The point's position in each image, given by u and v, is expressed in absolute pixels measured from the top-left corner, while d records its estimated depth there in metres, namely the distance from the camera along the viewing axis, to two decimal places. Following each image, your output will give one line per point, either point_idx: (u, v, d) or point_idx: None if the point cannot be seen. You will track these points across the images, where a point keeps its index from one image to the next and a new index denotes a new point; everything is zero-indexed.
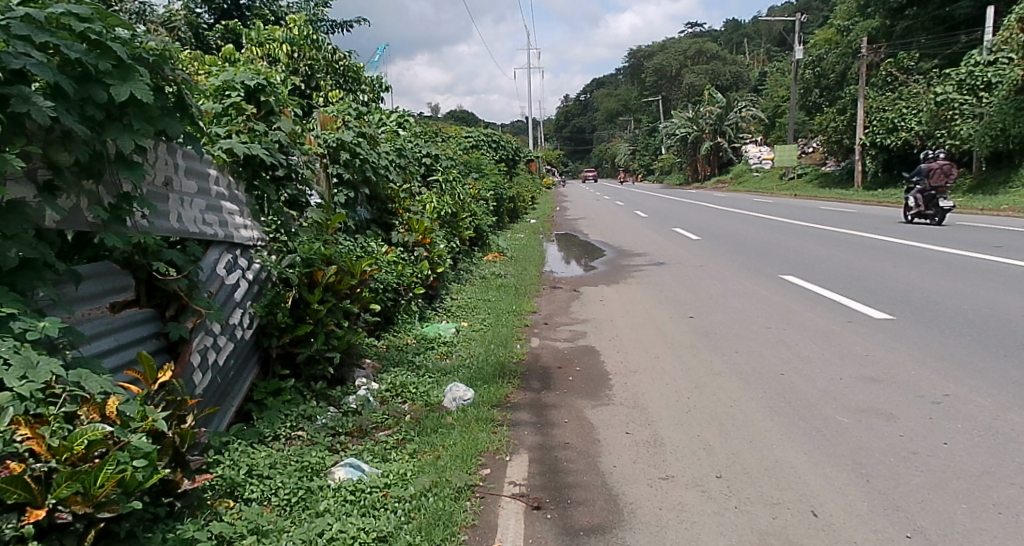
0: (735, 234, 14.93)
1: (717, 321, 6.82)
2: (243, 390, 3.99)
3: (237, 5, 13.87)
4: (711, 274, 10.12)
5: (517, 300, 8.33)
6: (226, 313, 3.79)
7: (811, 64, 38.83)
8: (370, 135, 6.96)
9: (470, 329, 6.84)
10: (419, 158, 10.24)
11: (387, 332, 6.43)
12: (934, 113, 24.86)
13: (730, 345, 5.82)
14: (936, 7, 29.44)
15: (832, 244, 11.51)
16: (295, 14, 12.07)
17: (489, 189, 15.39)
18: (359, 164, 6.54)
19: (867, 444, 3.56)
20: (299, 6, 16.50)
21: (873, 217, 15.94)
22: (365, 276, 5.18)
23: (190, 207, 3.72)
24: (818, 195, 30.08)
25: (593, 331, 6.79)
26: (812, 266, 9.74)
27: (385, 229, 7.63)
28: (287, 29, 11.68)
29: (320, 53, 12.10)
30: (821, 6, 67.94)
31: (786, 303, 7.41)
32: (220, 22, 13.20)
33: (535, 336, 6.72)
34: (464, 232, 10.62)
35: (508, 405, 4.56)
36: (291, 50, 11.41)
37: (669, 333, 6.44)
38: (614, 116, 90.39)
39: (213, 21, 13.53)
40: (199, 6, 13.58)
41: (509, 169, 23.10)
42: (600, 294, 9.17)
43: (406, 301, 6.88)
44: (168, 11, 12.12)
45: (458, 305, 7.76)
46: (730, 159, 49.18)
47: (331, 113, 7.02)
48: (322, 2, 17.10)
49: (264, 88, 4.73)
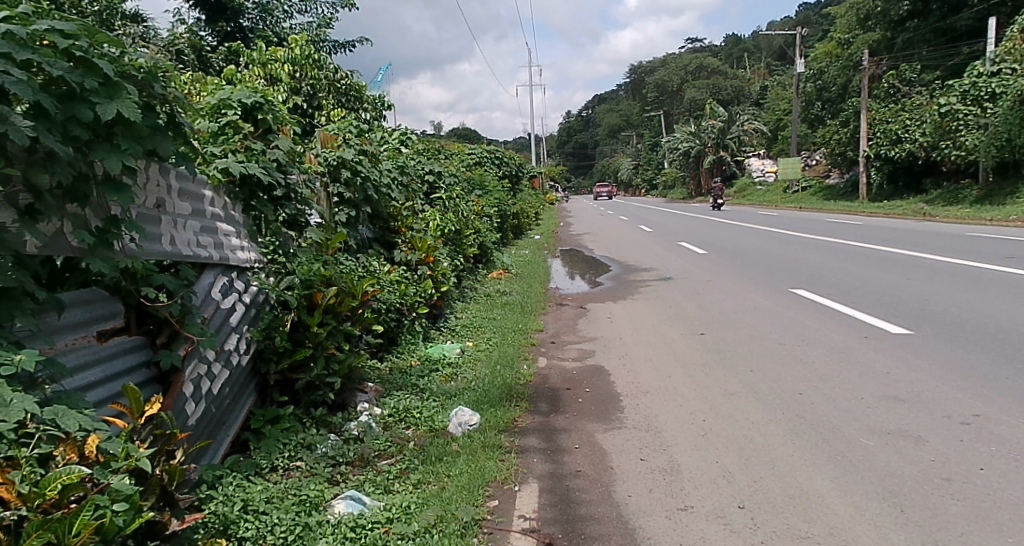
0: (742, 247, 14.77)
1: (728, 338, 6.64)
2: (240, 418, 3.82)
3: (240, 27, 13.84)
4: (720, 289, 9.96)
5: (522, 318, 8.17)
6: (220, 339, 3.63)
7: (811, 78, 38.90)
8: (371, 153, 6.87)
9: (475, 349, 6.69)
10: (421, 176, 10.13)
11: (390, 353, 6.27)
12: (938, 125, 24.77)
13: (743, 363, 5.65)
14: (936, 19, 29.48)
15: (841, 257, 11.36)
16: (296, 35, 12.05)
17: (493, 205, 15.30)
18: (361, 183, 6.42)
19: (897, 471, 3.38)
20: (302, 27, 16.52)
21: (881, 229, 15.80)
22: (366, 297, 5.04)
23: (183, 229, 3.58)
24: (824, 208, 29.90)
25: (602, 350, 6.62)
26: (823, 280, 9.57)
27: (388, 247, 7.50)
28: (288, 49, 11.65)
29: (323, 73, 12.06)
30: (821, 21, 68.07)
31: (799, 319, 7.23)
32: (223, 44, 13.18)
33: (542, 356, 6.54)
34: (467, 249, 10.49)
35: (516, 429, 4.39)
36: (293, 70, 11.39)
37: (680, 351, 6.28)
38: (616, 132, 90.63)
39: (217, 43, 13.51)
40: (203, 29, 13.57)
41: (512, 185, 23.04)
42: (607, 311, 9.02)
43: (409, 321, 6.75)
44: (171, 34, 12.10)
45: (462, 324, 7.60)
46: (733, 172, 49.17)
47: (332, 131, 6.94)
48: (325, 23, 17.13)
49: (262, 105, 4.60)
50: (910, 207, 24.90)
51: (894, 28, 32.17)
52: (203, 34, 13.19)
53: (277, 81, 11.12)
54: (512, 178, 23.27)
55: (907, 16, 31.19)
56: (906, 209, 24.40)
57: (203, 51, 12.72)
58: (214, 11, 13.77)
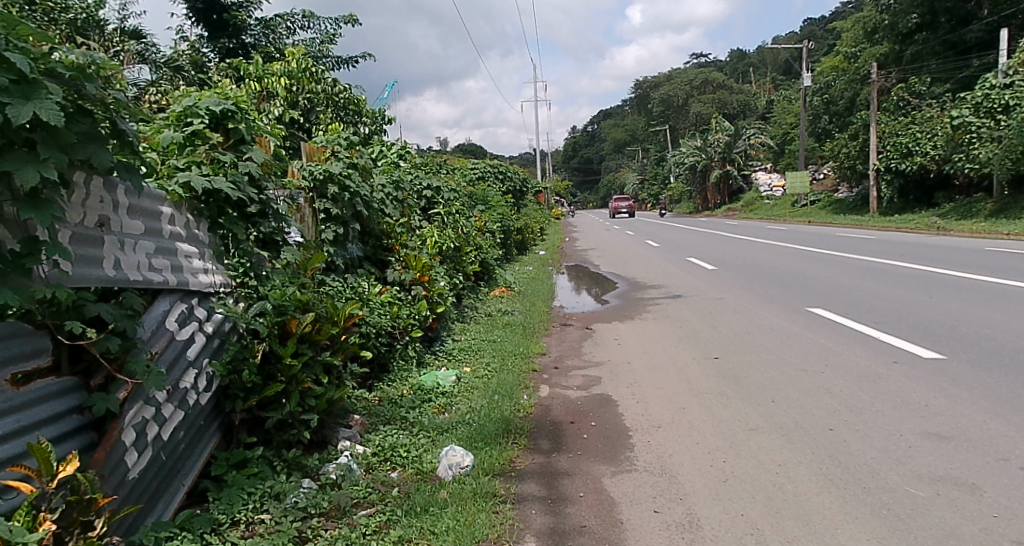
0: (754, 263, 14.30)
1: (743, 364, 6.19)
2: (199, 463, 3.38)
3: (242, 44, 13.43)
4: (732, 307, 9.50)
5: (523, 340, 7.71)
6: (173, 375, 3.18)
7: (819, 92, 38.49)
8: (362, 167, 6.44)
9: (471, 376, 6.23)
10: (419, 191, 9.72)
11: (379, 382, 5.83)
12: (950, 137, 24.31)
13: (762, 393, 5.20)
14: (945, 31, 29.09)
15: (859, 274, 10.89)
16: (292, 47, 11.72)
17: (495, 221, 14.88)
18: (349, 198, 6.00)
19: (954, 530, 2.92)
20: (304, 43, 16.24)
21: (896, 244, 15.30)
22: (351, 321, 4.63)
23: (132, 251, 3.15)
24: (834, 222, 29.39)
25: (608, 376, 6.17)
26: (841, 299, 9.11)
27: (380, 266, 7.06)
28: (286, 62, 11.37)
29: (321, 86, 11.71)
30: (827, 35, 67.90)
31: (820, 342, 6.76)
32: (222, 60, 12.81)
33: (544, 383, 6.08)
34: (467, 267, 10.07)
35: (512, 472, 3.93)
36: (290, 84, 11.06)
37: (693, 378, 5.81)
38: (622, 147, 90.41)
39: (219, 60, 13.15)
40: (205, 46, 13.26)
41: (517, 200, 22.63)
42: (614, 331, 8.55)
43: (401, 346, 6.31)
44: (173, 51, 11.79)
45: (459, 348, 7.15)
46: (740, 186, 48.75)
47: (320, 143, 6.53)
48: (329, 39, 16.83)
49: (233, 113, 4.19)
50: (922, 220, 24.41)
51: (902, 41, 31.81)
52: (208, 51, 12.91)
53: (273, 96, 10.77)
54: (517, 193, 22.87)
55: (915, 29, 30.79)
56: (919, 223, 23.90)
57: (203, 66, 12.38)
58: (214, 27, 13.48)
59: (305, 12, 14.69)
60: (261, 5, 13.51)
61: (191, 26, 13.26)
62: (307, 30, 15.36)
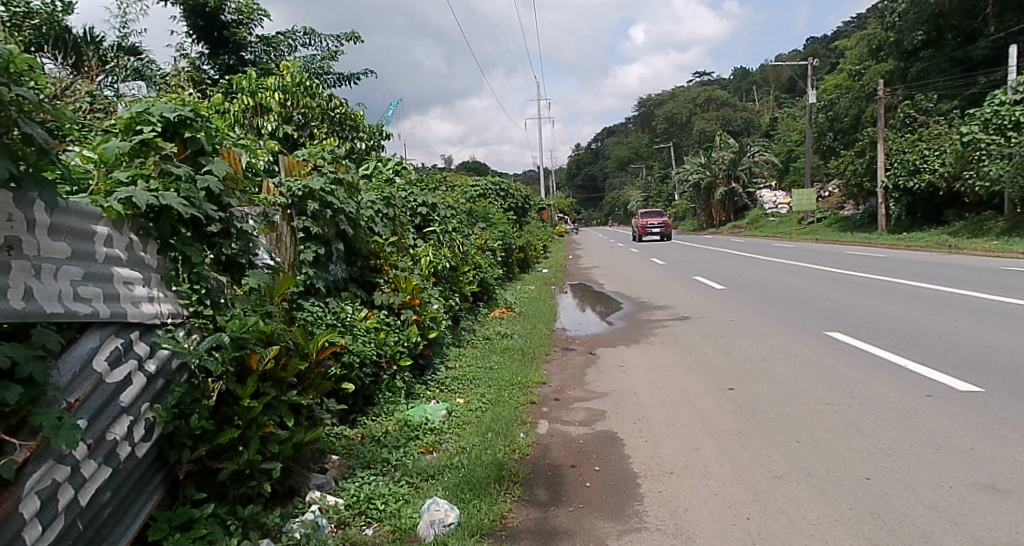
0: (763, 282, 13.81)
1: (760, 398, 5.69)
2: (134, 526, 2.90)
3: (242, 61, 13.03)
4: (744, 331, 8.98)
5: (522, 367, 7.19)
6: (97, 426, 2.70)
7: (823, 109, 38.16)
8: (346, 182, 5.98)
9: (464, 409, 5.74)
10: (413, 208, 9.27)
11: (362, 417, 5.36)
12: (960, 154, 23.84)
13: (784, 433, 4.71)
14: (952, 48, 28.69)
15: (876, 296, 10.36)
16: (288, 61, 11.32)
17: (496, 238, 14.45)
18: (332, 216, 5.54)
19: None
20: (305, 60, 15.86)
21: (911, 263, 14.76)
22: (326, 353, 4.17)
23: (52, 280, 2.67)
24: (842, 240, 28.87)
25: (614, 409, 5.68)
26: (860, 324, 8.59)
27: (368, 288, 6.58)
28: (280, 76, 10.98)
29: (315, 101, 11.28)
30: (830, 53, 67.68)
31: (843, 372, 6.26)
32: (220, 78, 12.41)
33: (544, 417, 5.60)
34: (464, 287, 9.59)
35: (504, 532, 3.45)
36: (283, 100, 10.67)
37: (706, 413, 5.32)
38: (625, 164, 90.13)
39: (218, 77, 12.75)
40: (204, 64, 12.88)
41: (519, 218, 22.15)
42: (619, 357, 8.04)
43: (388, 376, 5.84)
44: (171, 68, 11.37)
45: (454, 377, 6.65)
46: (745, 204, 48.21)
47: (302, 156, 6.07)
48: (329, 56, 16.44)
49: (189, 121, 3.73)
50: (932, 238, 23.89)
51: (908, 58, 31.41)
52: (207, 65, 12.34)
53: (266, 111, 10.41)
54: (519, 211, 22.38)
55: (921, 45, 30.39)
56: (929, 241, 23.38)
57: (201, 84, 12.00)
58: (215, 44, 12.98)
59: (306, 29, 14.30)
60: (261, 21, 13.09)
61: (191, 43, 12.71)
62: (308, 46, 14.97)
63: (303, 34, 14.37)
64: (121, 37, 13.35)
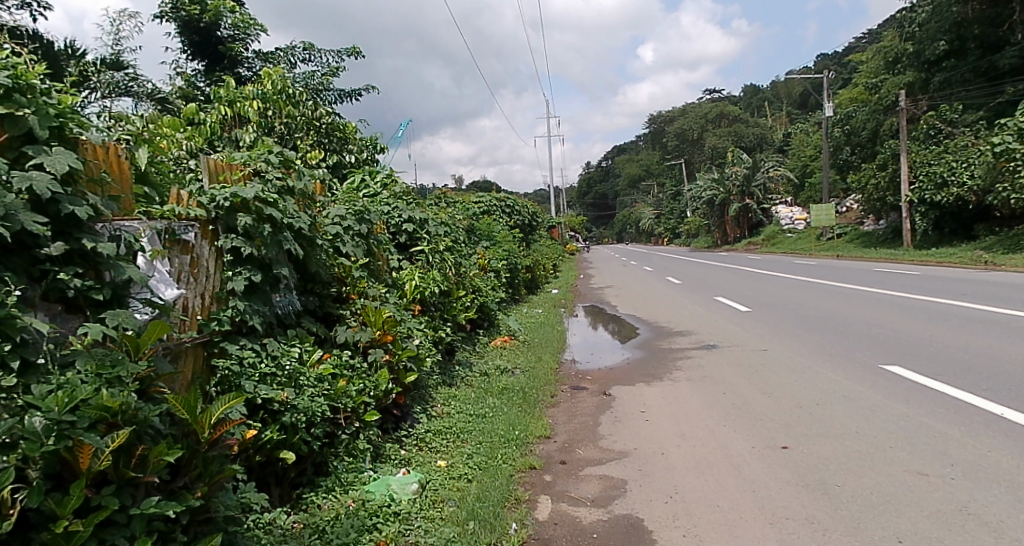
0: (795, 304, 12.56)
1: (826, 465, 4.47)
2: None
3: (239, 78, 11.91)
4: (785, 366, 7.69)
5: (522, 415, 5.93)
6: None
7: (840, 122, 36.95)
8: (293, 190, 4.75)
9: (444, 479, 4.53)
10: (398, 226, 8.12)
11: (310, 493, 4.18)
12: (992, 165, 22.46)
13: (876, 526, 3.63)
14: (975, 58, 27.36)
15: (932, 327, 9.05)
16: (273, 70, 10.28)
17: (499, 258, 13.29)
18: (272, 234, 4.31)
19: None
20: (304, 77, 14.76)
21: (956, 284, 13.44)
22: (226, 429, 2.98)
23: None
24: (865, 256, 27.49)
25: (637, 479, 4.49)
26: (924, 361, 7.32)
27: (328, 322, 5.34)
28: (261, 84, 9.94)
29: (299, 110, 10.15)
30: (843, 68, 66.51)
31: (926, 428, 5.04)
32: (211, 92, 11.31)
33: (544, 490, 4.37)
34: (456, 315, 8.39)
35: None
36: (264, 108, 9.59)
37: (765, 490, 4.17)
38: (636, 182, 88.98)
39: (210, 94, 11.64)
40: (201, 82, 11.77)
41: (526, 236, 20.88)
42: (640, 399, 6.74)
43: (348, 437, 4.62)
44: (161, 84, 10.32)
45: (437, 431, 5.44)
46: (760, 219, 46.63)
47: (238, 157, 4.84)
48: (332, 72, 15.37)
49: (13, 95, 2.71)
50: (965, 254, 22.48)
51: (929, 68, 30.05)
52: (205, 82, 11.27)
53: (247, 122, 9.34)
54: (527, 228, 21.15)
55: (944, 56, 29.12)
56: (961, 257, 21.99)
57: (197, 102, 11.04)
58: (213, 61, 11.84)
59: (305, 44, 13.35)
60: (260, 37, 11.98)
61: (186, 62, 11.64)
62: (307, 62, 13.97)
63: (301, 50, 13.47)
64: (113, 53, 12.35)
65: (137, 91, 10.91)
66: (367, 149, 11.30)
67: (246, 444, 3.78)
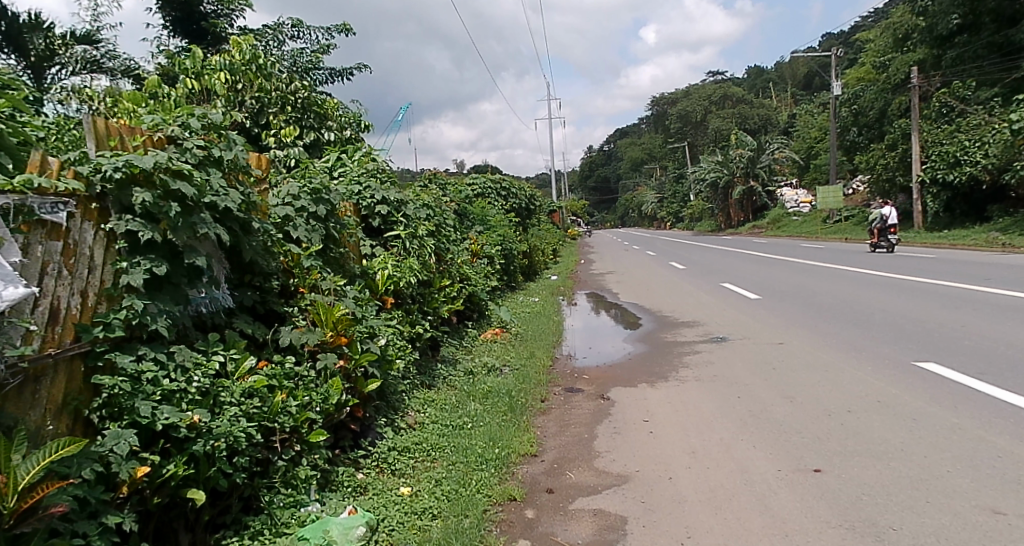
0: (810, 291, 11.69)
1: (874, 497, 3.65)
2: None
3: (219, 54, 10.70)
4: (805, 364, 6.84)
5: (506, 427, 5.08)
6: None
7: (848, 102, 35.71)
8: (215, 160, 3.87)
9: (405, 514, 3.72)
10: (368, 210, 7.23)
11: (233, 538, 3.36)
12: (1008, 142, 21.42)
13: None
14: (989, 33, 26.08)
15: (963, 318, 8.18)
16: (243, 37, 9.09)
17: (493, 243, 12.37)
18: (186, 216, 3.45)
19: None
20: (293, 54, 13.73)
21: (979, 267, 12.55)
22: (44, 494, 2.62)
23: None
24: (874, 239, 26.51)
25: (641, 514, 3.67)
26: (965, 357, 6.47)
27: (272, 320, 4.48)
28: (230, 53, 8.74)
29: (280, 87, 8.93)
30: (848, 46, 64.99)
31: (991, 446, 4.19)
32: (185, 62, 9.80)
33: (523, 533, 3.57)
34: (437, 308, 7.52)
35: None
36: (231, 80, 8.53)
37: (801, 533, 3.37)
38: (638, 166, 87.61)
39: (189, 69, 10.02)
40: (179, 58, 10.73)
41: (523, 221, 19.86)
42: (645, 403, 5.90)
43: (288, 463, 3.77)
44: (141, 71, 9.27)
45: (405, 448, 4.60)
46: (764, 202, 45.55)
47: (148, 120, 3.94)
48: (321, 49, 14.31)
49: None
50: (980, 236, 21.51)
51: (942, 44, 28.73)
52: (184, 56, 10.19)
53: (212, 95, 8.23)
54: (524, 211, 20.11)
55: (956, 31, 27.72)
56: (977, 239, 21.00)
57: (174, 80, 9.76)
58: (194, 38, 10.81)
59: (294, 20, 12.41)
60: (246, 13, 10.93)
61: (168, 40, 10.65)
62: (294, 39, 12.99)
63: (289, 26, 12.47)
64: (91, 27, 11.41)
65: (108, 66, 9.95)
66: (350, 127, 10.21)
67: (136, 486, 2.98)
